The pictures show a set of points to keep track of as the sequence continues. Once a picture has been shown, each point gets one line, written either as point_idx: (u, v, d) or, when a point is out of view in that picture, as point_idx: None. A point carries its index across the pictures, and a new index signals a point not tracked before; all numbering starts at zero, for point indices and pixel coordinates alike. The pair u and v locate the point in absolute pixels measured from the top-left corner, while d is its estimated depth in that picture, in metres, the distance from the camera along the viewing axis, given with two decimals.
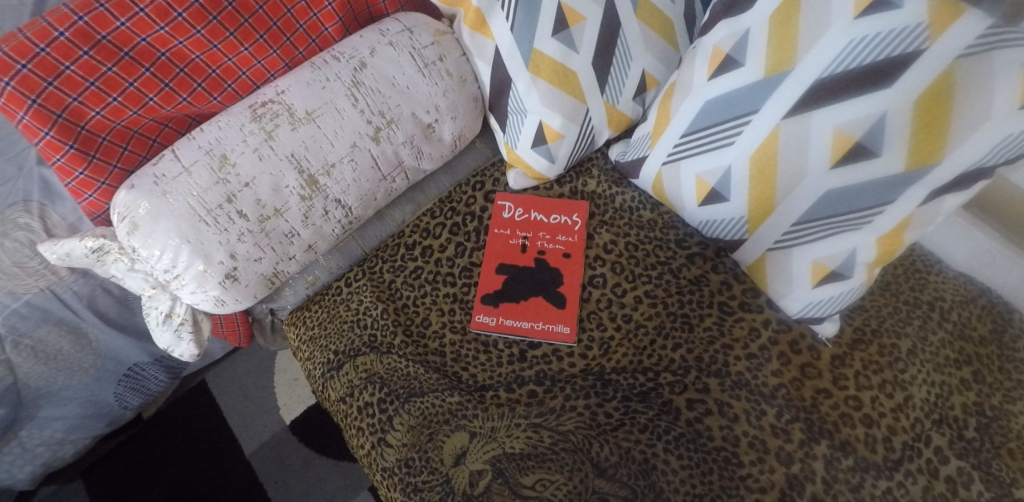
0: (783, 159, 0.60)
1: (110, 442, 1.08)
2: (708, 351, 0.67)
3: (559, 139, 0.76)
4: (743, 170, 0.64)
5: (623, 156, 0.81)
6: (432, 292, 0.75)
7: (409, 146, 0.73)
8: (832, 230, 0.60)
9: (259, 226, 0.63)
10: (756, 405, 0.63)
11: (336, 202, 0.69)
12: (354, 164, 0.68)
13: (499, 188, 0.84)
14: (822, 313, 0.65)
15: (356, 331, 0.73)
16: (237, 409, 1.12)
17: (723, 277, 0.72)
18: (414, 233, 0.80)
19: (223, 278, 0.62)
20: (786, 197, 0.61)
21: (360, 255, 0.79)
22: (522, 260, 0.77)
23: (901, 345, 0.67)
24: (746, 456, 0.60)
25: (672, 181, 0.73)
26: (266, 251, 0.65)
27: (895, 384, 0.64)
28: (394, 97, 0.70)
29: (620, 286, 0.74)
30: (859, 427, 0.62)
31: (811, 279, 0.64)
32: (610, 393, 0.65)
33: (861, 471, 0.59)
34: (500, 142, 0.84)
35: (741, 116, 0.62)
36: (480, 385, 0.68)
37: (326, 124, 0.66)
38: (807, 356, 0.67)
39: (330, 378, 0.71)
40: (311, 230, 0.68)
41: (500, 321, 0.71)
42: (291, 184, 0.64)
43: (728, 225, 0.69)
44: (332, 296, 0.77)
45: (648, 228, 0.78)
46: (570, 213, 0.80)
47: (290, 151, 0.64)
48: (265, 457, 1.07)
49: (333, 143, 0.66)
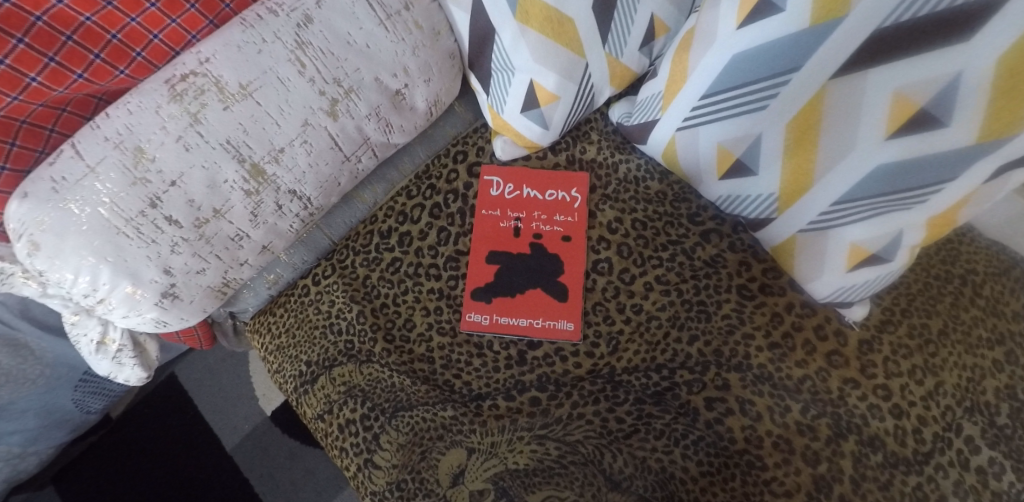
0: (828, 127, 0.50)
1: (79, 445, 1.00)
2: (727, 343, 0.61)
3: (553, 103, 0.64)
4: (778, 140, 0.54)
5: (629, 117, 0.70)
6: (413, 289, 0.65)
7: (374, 119, 0.61)
8: (878, 211, 0.52)
9: (196, 232, 0.52)
10: (780, 401, 0.58)
11: (290, 193, 0.57)
12: (308, 147, 0.56)
13: (484, 159, 0.73)
14: (854, 297, 0.59)
15: (329, 339, 0.64)
16: (214, 402, 1.05)
17: (741, 257, 0.65)
18: (389, 219, 0.69)
19: (160, 298, 0.52)
20: (827, 173, 0.52)
21: (328, 245, 0.69)
22: (515, 245, 0.68)
23: (932, 325, 0.62)
24: (771, 458, 0.56)
25: (688, 149, 0.63)
26: (210, 260, 0.54)
27: (925, 369, 0.60)
28: (351, 60, 0.56)
29: (629, 271, 0.66)
30: (888, 419, 0.58)
31: (847, 263, 0.56)
32: (621, 396, 0.59)
33: (890, 467, 0.55)
34: (483, 105, 0.71)
35: (777, 75, 0.51)
36: (476, 394, 0.60)
37: (268, 100, 0.52)
38: (834, 342, 0.61)
39: (304, 393, 0.63)
40: (263, 229, 0.57)
41: (495, 319, 0.63)
42: (228, 177, 0.52)
43: (752, 202, 0.60)
44: (299, 298, 0.67)
45: (656, 202, 0.69)
46: (568, 188, 0.70)
47: (223, 137, 0.51)
48: (248, 451, 1.01)
49: (279, 123, 0.54)
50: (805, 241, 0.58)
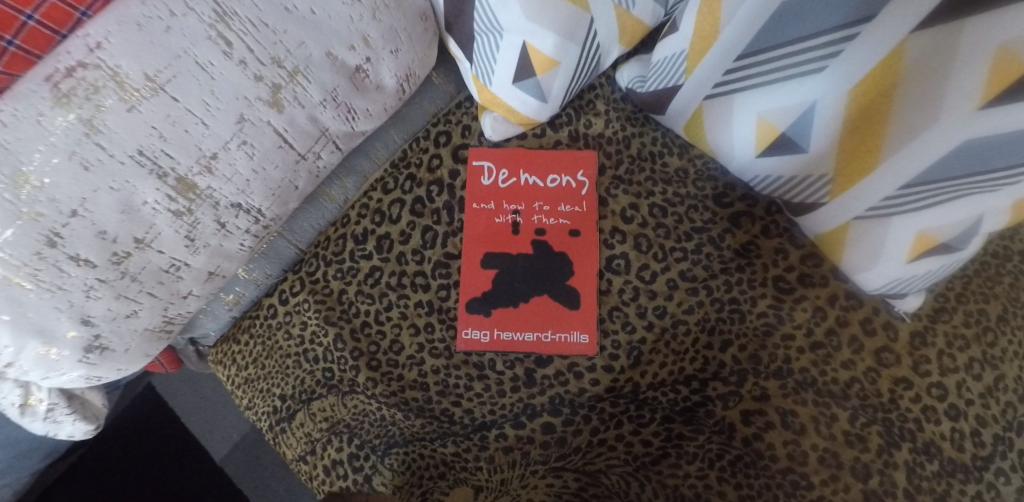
0: (907, 92, 0.40)
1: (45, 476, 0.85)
2: (765, 347, 0.53)
3: (552, 70, 0.52)
4: (838, 109, 0.44)
5: (644, 82, 0.59)
6: (398, 303, 0.56)
7: (332, 105, 0.50)
8: (954, 194, 0.42)
9: (117, 270, 0.41)
10: (826, 410, 0.51)
11: (234, 207, 0.47)
12: (248, 148, 0.45)
13: (471, 140, 0.62)
14: (912, 288, 0.50)
15: (304, 368, 0.55)
16: (197, 412, 0.92)
17: (777, 243, 0.57)
18: (364, 219, 0.59)
19: (84, 354, 0.43)
20: (897, 151, 0.42)
21: (294, 255, 0.59)
22: (514, 244, 0.59)
23: (990, 311, 0.55)
24: (817, 476, 0.49)
25: (723, 118, 0.53)
26: (142, 300, 0.45)
27: (984, 362, 0.53)
28: (293, 31, 0.44)
29: (649, 268, 0.57)
30: (945, 421, 0.51)
31: (909, 253, 0.47)
32: (647, 416, 0.53)
33: (948, 477, 0.49)
34: (466, 75, 0.59)
35: (845, 26, 0.40)
36: (479, 424, 0.53)
37: (186, 93, 0.40)
38: (882, 338, 0.53)
39: (281, 432, 0.55)
40: (204, 254, 0.47)
41: (495, 335, 0.55)
42: (148, 197, 0.41)
43: (799, 183, 0.50)
44: (265, 320, 0.58)
45: (677, 182, 0.60)
46: (572, 171, 0.61)
47: (133, 147, 0.39)
48: (239, 461, 0.90)
49: (206, 121, 0.42)
50: (859, 228, 0.49)
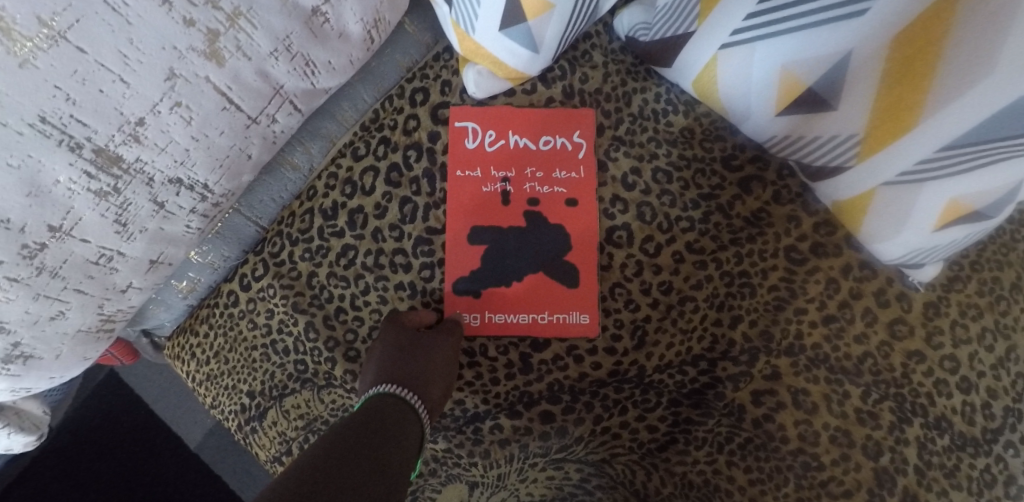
0: (961, 37, 0.33)
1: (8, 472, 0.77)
2: (776, 323, 0.50)
3: (546, 13, 0.45)
4: (877, 57, 0.38)
5: (648, 30, 0.52)
6: (376, 286, 0.52)
7: (286, 57, 0.42)
8: (997, 157, 0.37)
9: (31, 265, 0.34)
10: (837, 387, 0.48)
11: (172, 183, 0.40)
12: (184, 112, 0.38)
13: (450, 99, 0.54)
14: (931, 257, 0.46)
15: (273, 362, 0.51)
16: (165, 396, 0.80)
17: (789, 210, 0.52)
18: (333, 191, 0.52)
19: (3, 366, 0.37)
20: (942, 109, 0.36)
21: (254, 234, 0.52)
22: (505, 216, 0.53)
23: (1004, 279, 0.52)
24: (827, 456, 0.47)
25: (739, 71, 0.46)
26: (69, 298, 0.38)
27: (996, 332, 0.50)
28: None
29: (653, 240, 0.53)
30: (956, 395, 0.48)
31: (936, 221, 0.42)
32: (652, 400, 0.51)
33: (957, 451, 0.47)
34: (444, 21, 0.51)
35: None
36: (473, 414, 0.51)
37: (97, 41, 0.31)
38: (896, 309, 0.49)
39: (252, 432, 0.51)
40: (142, 240, 0.41)
41: (486, 317, 0.52)
42: (60, 175, 0.33)
43: (823, 144, 0.45)
44: (226, 310, 0.52)
45: (682, 143, 0.54)
46: (568, 131, 0.55)
47: (33, 113, 0.31)
48: (217, 446, 0.79)
49: (125, 79, 0.34)
50: (885, 194, 0.43)
